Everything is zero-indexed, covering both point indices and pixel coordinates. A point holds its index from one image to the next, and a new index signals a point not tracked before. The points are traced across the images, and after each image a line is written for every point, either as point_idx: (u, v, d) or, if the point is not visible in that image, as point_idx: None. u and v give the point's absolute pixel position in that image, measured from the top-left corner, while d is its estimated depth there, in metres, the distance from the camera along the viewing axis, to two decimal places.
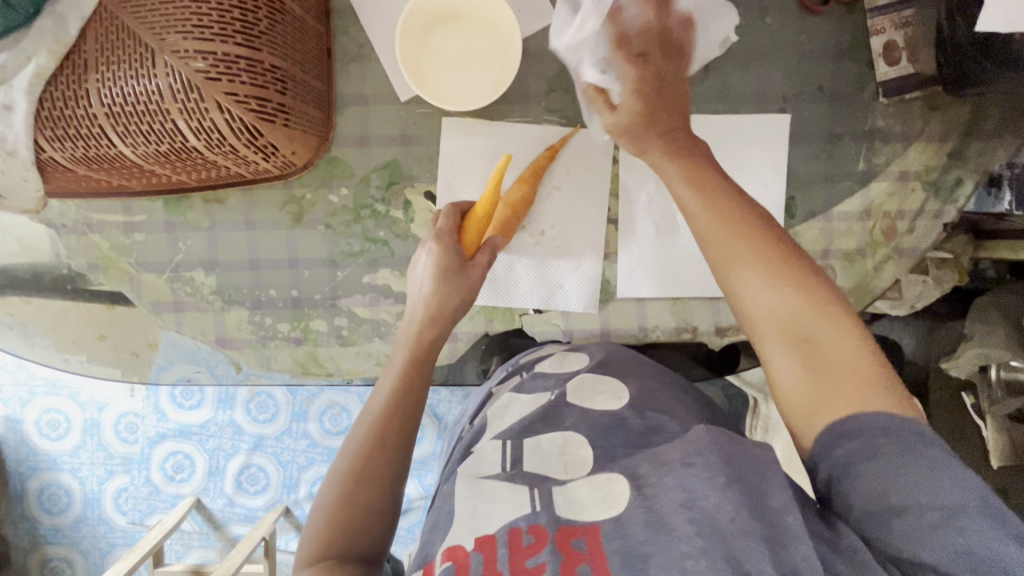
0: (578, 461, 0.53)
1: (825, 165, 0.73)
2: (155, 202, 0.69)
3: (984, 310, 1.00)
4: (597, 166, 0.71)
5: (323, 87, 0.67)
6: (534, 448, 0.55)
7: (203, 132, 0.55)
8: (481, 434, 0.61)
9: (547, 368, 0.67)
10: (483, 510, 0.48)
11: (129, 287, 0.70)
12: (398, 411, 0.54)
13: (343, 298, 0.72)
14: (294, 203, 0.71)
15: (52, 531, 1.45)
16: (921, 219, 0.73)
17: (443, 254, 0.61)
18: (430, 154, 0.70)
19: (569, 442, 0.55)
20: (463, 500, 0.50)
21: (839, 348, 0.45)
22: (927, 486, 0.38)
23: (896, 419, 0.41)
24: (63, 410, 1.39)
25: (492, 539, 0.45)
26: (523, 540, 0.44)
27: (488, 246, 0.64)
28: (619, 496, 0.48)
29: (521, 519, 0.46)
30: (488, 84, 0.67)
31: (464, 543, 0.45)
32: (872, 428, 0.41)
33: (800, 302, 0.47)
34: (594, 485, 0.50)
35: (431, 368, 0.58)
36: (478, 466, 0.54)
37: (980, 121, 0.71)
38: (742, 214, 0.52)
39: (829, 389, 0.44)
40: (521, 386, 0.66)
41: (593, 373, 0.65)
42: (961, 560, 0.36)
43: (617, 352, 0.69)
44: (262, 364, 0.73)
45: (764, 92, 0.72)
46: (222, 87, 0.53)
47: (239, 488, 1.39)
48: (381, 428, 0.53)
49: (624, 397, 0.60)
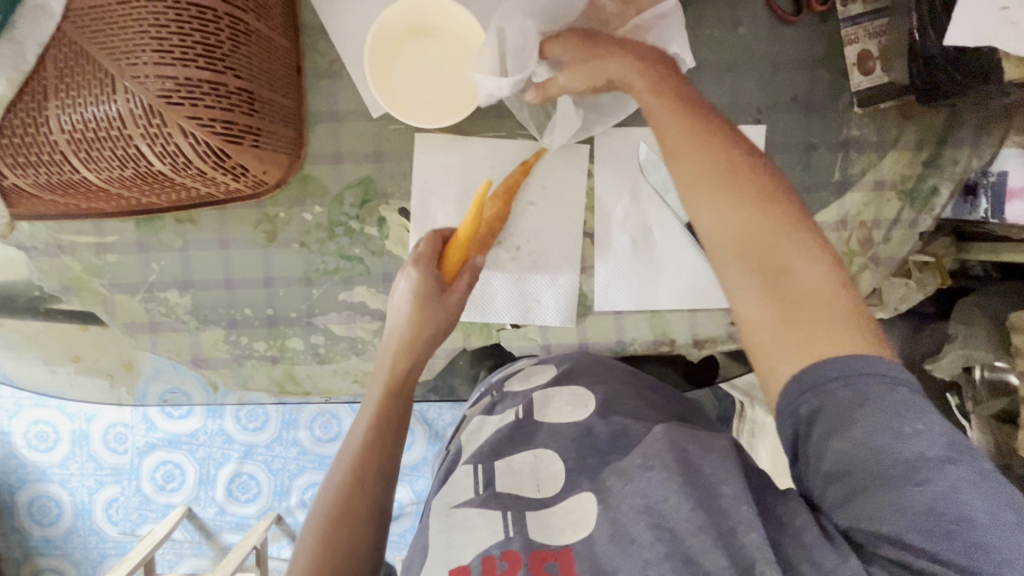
0: (549, 477, 0.56)
1: (801, 175, 0.73)
2: (127, 222, 0.69)
3: (967, 312, 1.00)
4: (571, 181, 0.71)
5: (294, 105, 0.66)
6: (506, 469, 0.57)
7: (168, 156, 0.55)
8: (455, 462, 0.62)
9: (516, 386, 0.67)
10: (457, 542, 0.50)
11: (102, 308, 0.70)
12: (374, 446, 0.57)
13: (319, 316, 0.72)
14: (268, 222, 0.70)
15: (43, 543, 1.44)
16: (897, 228, 0.73)
17: (421, 281, 0.63)
18: (403, 170, 0.70)
19: (540, 459, 0.58)
20: (439, 532, 0.52)
21: (810, 281, 0.42)
22: (898, 445, 0.38)
23: (866, 363, 0.40)
24: (51, 422, 1.38)
25: (466, 570, 0.47)
26: (496, 567, 0.47)
27: (469, 270, 0.65)
28: (587, 515, 0.50)
29: (494, 545, 0.48)
30: (459, 100, 0.67)
31: (438, 573, 0.49)
32: (842, 376, 0.40)
33: (785, 245, 0.43)
34: (566, 509, 0.52)
35: (408, 399, 0.62)
36: (454, 492, 0.57)
37: (954, 130, 0.71)
38: (721, 140, 0.48)
39: (803, 339, 0.41)
40: (491, 407, 0.67)
41: (558, 387, 0.65)
42: (931, 523, 0.37)
43: (587, 359, 0.69)
44: (239, 383, 0.73)
45: (738, 103, 0.72)
46: (185, 112, 0.52)
47: (230, 496, 1.39)
48: (356, 469, 0.56)
49: (589, 405, 0.62)
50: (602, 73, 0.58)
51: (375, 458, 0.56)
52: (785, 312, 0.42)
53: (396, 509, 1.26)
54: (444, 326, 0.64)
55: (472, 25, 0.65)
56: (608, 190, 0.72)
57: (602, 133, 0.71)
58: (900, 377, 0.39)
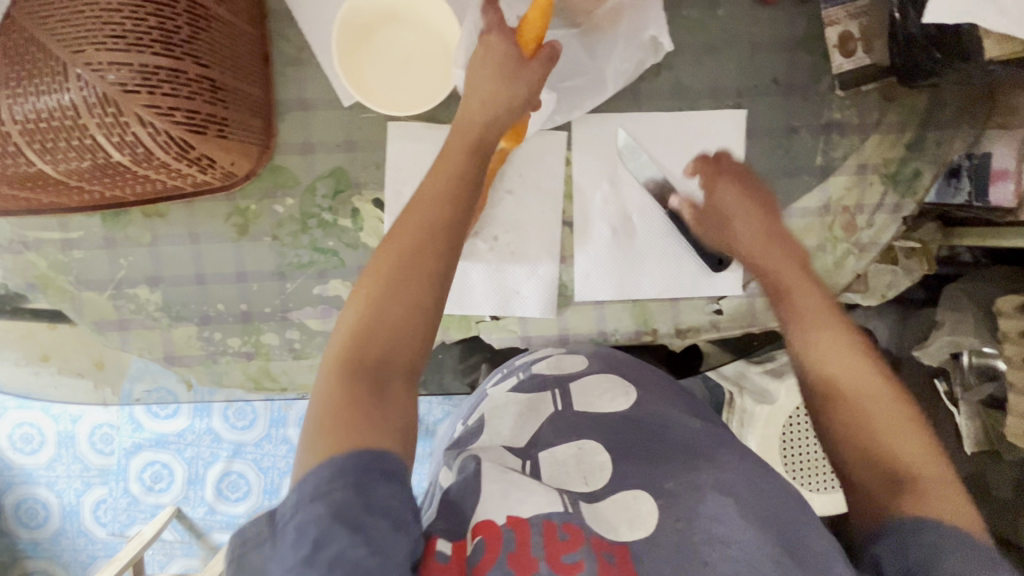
0: (596, 467, 0.54)
1: (783, 160, 0.72)
2: (93, 217, 0.67)
3: (955, 299, 0.98)
4: (549, 169, 0.70)
5: (261, 93, 0.65)
6: (551, 460, 0.55)
7: (126, 147, 0.53)
8: (475, 435, 0.62)
9: (546, 369, 0.67)
10: (514, 494, 0.46)
11: (70, 306, 0.68)
12: (440, 237, 0.49)
13: (293, 311, 0.70)
14: (239, 215, 0.68)
15: (31, 546, 1.42)
16: (880, 213, 0.71)
17: (499, 62, 0.57)
18: (376, 160, 0.68)
19: (585, 449, 0.56)
20: (493, 481, 0.48)
21: (913, 456, 0.48)
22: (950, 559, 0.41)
23: (963, 534, 0.43)
24: (36, 423, 1.36)
25: (525, 522, 0.44)
26: (557, 535, 0.44)
27: (548, 49, 0.59)
28: (647, 517, 0.48)
29: (555, 513, 0.46)
30: (431, 83, 0.66)
31: (496, 517, 0.44)
32: (935, 532, 0.43)
33: (885, 397, 0.51)
34: (620, 505, 0.49)
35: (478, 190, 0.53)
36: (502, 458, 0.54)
37: (938, 111, 0.69)
38: (826, 302, 0.58)
39: (905, 495, 0.46)
40: (520, 386, 0.66)
41: (596, 375, 0.65)
42: None
43: (613, 354, 0.70)
44: (214, 380, 0.71)
45: (718, 87, 0.70)
46: (142, 100, 0.50)
47: (220, 496, 1.37)
48: (391, 272, 0.46)
49: (632, 395, 0.62)
50: (761, 215, 0.65)
51: (435, 250, 0.48)
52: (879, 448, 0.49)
53: None
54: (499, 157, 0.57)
55: (443, 5, 0.63)
56: (585, 177, 0.71)
57: (577, 119, 0.70)
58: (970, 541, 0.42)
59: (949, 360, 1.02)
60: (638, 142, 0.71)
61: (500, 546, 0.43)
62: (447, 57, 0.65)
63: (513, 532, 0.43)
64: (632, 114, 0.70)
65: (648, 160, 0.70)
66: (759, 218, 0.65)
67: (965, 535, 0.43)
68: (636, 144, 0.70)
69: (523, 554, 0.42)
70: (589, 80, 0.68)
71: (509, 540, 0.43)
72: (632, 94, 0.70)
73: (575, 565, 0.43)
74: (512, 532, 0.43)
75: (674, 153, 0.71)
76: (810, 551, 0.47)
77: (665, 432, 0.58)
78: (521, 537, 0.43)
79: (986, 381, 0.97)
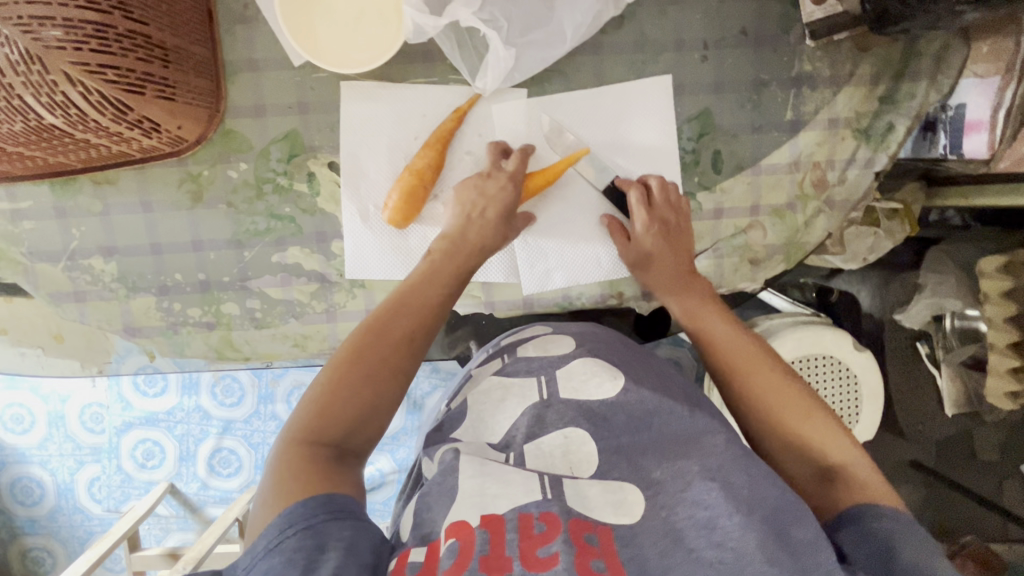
0: (582, 459, 0.51)
1: (751, 115, 0.69)
2: (41, 186, 0.65)
3: (936, 260, 0.97)
4: (510, 130, 0.68)
5: (205, 52, 0.62)
6: (536, 453, 0.53)
7: (58, 107, 0.51)
8: (459, 422, 0.60)
9: (532, 352, 0.64)
10: (491, 490, 0.46)
11: (24, 278, 0.67)
12: (404, 318, 0.58)
13: (253, 279, 0.69)
14: (192, 181, 0.67)
15: (29, 522, 1.44)
16: (852, 169, 0.70)
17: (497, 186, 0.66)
18: (330, 121, 0.66)
19: (571, 439, 0.53)
20: (471, 477, 0.47)
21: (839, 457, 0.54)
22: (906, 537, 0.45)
23: (902, 514, 0.48)
24: (24, 404, 1.33)
25: (499, 518, 0.43)
26: (534, 528, 0.42)
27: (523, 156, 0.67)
28: (632, 505, 0.46)
29: (532, 505, 0.44)
30: (385, 41, 0.63)
31: (469, 518, 0.43)
32: (889, 519, 0.47)
33: (802, 410, 0.57)
34: (606, 489, 0.48)
35: (448, 281, 0.63)
36: (484, 451, 0.54)
37: (912, 62, 0.67)
38: (747, 344, 0.62)
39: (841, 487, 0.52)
40: (504, 369, 0.63)
41: (583, 358, 0.61)
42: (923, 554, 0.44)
43: (598, 332, 0.66)
44: (176, 351, 0.70)
45: (683, 39, 0.67)
46: (69, 56, 0.48)
47: (212, 471, 1.38)
48: (362, 360, 0.54)
49: (620, 379, 0.58)
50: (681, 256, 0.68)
51: (407, 353, 0.56)
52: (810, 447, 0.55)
53: (378, 479, 1.23)
54: (479, 249, 0.65)
55: None
56: (544, 138, 0.68)
57: (539, 76, 0.67)
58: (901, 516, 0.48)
59: (931, 324, 1.00)
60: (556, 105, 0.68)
61: (472, 548, 0.41)
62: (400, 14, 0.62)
63: (487, 532, 0.42)
64: (595, 70, 0.68)
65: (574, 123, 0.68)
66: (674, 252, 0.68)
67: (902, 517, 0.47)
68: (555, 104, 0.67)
69: (495, 554, 0.40)
70: (548, 34, 0.65)
71: (482, 541, 0.41)
72: (593, 47, 0.67)
73: (550, 557, 0.40)
74: (485, 532, 0.42)
75: (602, 112, 0.68)
76: (797, 538, 0.43)
77: (650, 420, 0.55)
78: (495, 536, 0.42)
79: (969, 343, 0.97)
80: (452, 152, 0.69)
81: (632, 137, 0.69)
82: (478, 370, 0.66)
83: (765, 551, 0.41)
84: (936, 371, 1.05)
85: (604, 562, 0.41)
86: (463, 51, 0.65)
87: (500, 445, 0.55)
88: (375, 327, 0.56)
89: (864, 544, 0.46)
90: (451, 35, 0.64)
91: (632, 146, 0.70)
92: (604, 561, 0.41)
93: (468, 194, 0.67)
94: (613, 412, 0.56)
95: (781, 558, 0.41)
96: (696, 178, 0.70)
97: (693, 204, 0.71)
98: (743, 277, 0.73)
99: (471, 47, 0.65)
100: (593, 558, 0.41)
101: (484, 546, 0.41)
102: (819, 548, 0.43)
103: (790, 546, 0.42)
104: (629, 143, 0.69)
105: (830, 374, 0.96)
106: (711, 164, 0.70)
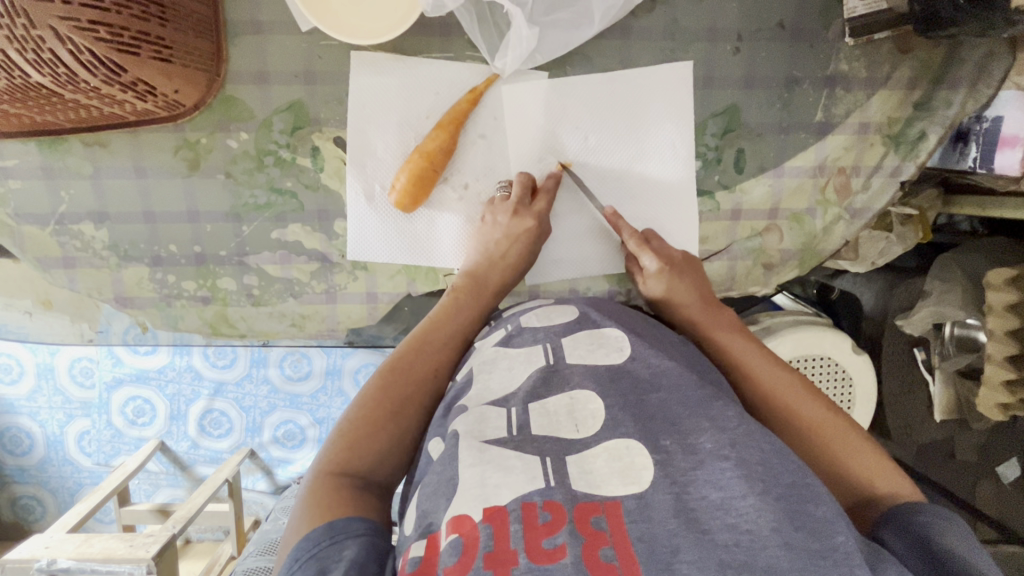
0: (587, 417, 0.47)
1: (780, 115, 0.66)
2: (28, 144, 0.62)
3: (945, 267, 0.94)
4: (527, 114, 0.64)
5: (206, 10, 0.58)
6: (541, 411, 0.48)
7: (46, 65, 0.47)
8: (465, 392, 0.52)
9: (535, 323, 0.59)
10: (492, 480, 0.41)
11: (9, 240, 0.65)
12: (422, 355, 0.58)
13: (251, 255, 0.66)
14: (189, 148, 0.63)
15: (18, 472, 1.45)
16: (877, 176, 0.67)
17: (516, 223, 0.63)
18: (338, 94, 0.63)
19: (577, 399, 0.49)
20: (469, 467, 0.42)
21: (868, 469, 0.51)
22: (942, 525, 0.44)
23: (944, 510, 0.46)
24: (11, 354, 1.29)
25: (503, 510, 0.38)
26: (538, 518, 0.38)
27: (544, 190, 0.65)
28: (642, 471, 0.42)
29: (535, 493, 0.40)
30: (382, 20, 0.59)
31: (472, 513, 0.39)
32: (934, 513, 0.45)
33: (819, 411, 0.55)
34: (612, 455, 0.43)
35: (467, 318, 0.62)
36: (483, 428, 0.46)
37: (952, 68, 0.64)
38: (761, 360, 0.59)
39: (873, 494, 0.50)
40: (507, 341, 0.58)
41: (587, 331, 0.57)
42: (953, 535, 0.43)
43: (602, 304, 0.63)
44: (168, 325, 0.68)
45: (716, 27, 0.64)
46: (56, 11, 0.43)
47: (203, 431, 1.36)
48: (382, 403, 0.54)
49: (626, 349, 0.54)
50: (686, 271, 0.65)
51: (426, 387, 0.56)
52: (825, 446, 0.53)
53: None
54: (503, 288, 0.64)
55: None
56: (562, 122, 0.65)
57: (564, 60, 0.64)
58: (949, 514, 0.46)
59: (931, 331, 0.97)
60: (572, 88, 0.64)
61: (476, 542, 0.37)
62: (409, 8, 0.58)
63: (490, 527, 0.37)
64: (622, 56, 0.64)
65: (592, 112, 0.65)
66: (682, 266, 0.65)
67: (949, 513, 0.45)
68: (571, 88, 0.64)
69: (500, 550, 0.36)
70: (576, 14, 0.61)
71: (486, 536, 0.37)
72: (621, 32, 0.63)
73: (556, 549, 0.36)
74: (489, 527, 0.37)
75: (621, 99, 0.65)
76: (813, 515, 0.38)
77: (659, 380, 0.50)
78: (499, 531, 0.37)
79: (965, 352, 0.96)
80: (465, 135, 0.65)
81: (655, 128, 0.65)
82: (480, 341, 0.60)
83: (781, 535, 0.36)
84: (930, 378, 1.04)
85: (615, 549, 0.37)
86: (483, 26, 0.61)
87: (498, 401, 0.50)
88: (397, 363, 0.57)
89: (905, 538, 0.44)
90: (470, 9, 0.60)
91: (653, 138, 0.66)
92: (614, 547, 0.37)
93: (483, 232, 0.64)
94: (620, 381, 0.51)
95: (797, 541, 0.36)
96: (716, 176, 0.67)
97: (711, 203, 0.68)
98: (755, 281, 0.71)
99: (492, 23, 0.61)
100: (603, 546, 0.37)
101: (488, 542, 0.36)
102: (837, 525, 0.38)
103: (804, 524, 0.37)
104: (651, 135, 0.66)
105: (827, 375, 0.95)
106: (733, 164, 0.67)
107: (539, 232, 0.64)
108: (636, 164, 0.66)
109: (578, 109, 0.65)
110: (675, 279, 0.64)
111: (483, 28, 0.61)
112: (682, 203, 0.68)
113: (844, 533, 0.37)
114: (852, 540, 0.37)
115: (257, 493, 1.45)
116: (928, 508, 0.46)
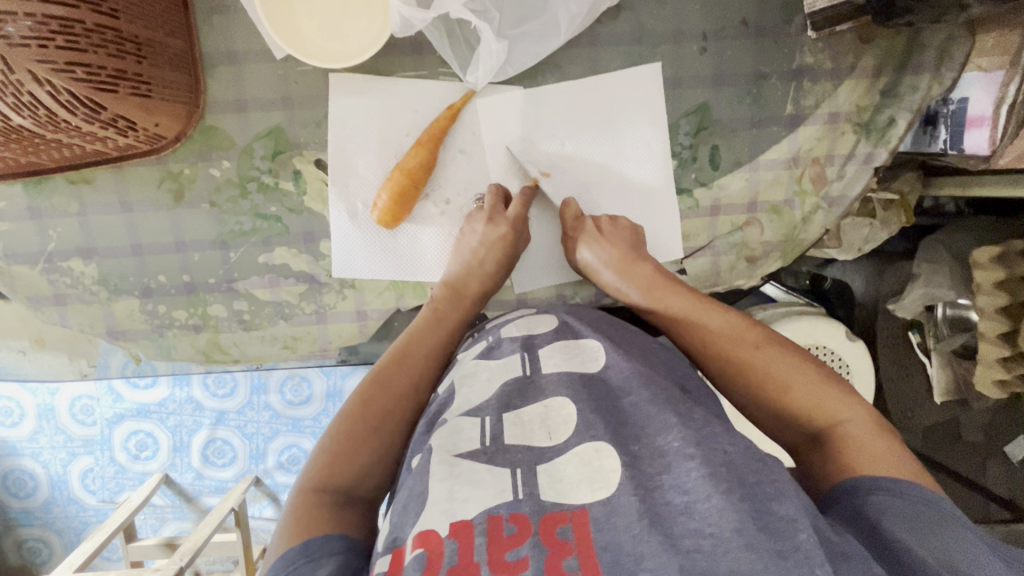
0: (561, 425, 0.47)
1: (751, 110, 0.67)
2: (15, 186, 0.63)
3: (931, 249, 0.93)
4: (505, 126, 0.66)
5: (181, 43, 0.59)
6: (514, 421, 0.48)
7: (25, 107, 0.48)
8: (448, 405, 0.52)
9: (515, 333, 0.60)
10: (460, 494, 0.42)
11: (1, 281, 0.66)
12: (402, 366, 0.58)
13: (239, 281, 0.67)
14: (173, 180, 0.64)
15: (22, 514, 1.43)
16: (851, 164, 0.68)
17: (490, 231, 0.64)
18: (316, 116, 0.64)
19: (551, 407, 0.49)
20: (440, 481, 0.43)
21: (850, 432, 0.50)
22: (896, 508, 0.43)
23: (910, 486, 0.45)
24: (11, 396, 1.29)
25: (469, 526, 0.39)
26: (503, 531, 0.39)
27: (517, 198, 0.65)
28: (609, 474, 0.42)
29: (502, 506, 0.40)
30: (335, 48, 0.59)
31: (438, 527, 0.39)
32: (892, 494, 0.45)
33: (796, 379, 0.54)
34: (581, 461, 0.44)
35: (448, 327, 0.62)
36: (456, 441, 0.46)
37: (915, 54, 0.65)
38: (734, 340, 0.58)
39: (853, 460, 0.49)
40: (486, 353, 0.58)
41: (563, 340, 0.58)
42: (906, 518, 0.43)
43: (581, 312, 0.63)
44: (162, 355, 0.69)
45: (681, 29, 0.65)
46: (34, 54, 0.44)
47: (206, 462, 1.35)
48: (365, 418, 0.54)
49: (602, 358, 0.54)
50: (641, 255, 0.64)
51: (406, 397, 0.57)
52: (773, 401, 0.54)
53: None
54: (481, 296, 0.65)
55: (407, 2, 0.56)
56: (539, 132, 0.66)
57: (534, 71, 0.65)
58: (912, 495, 0.44)
59: (924, 312, 0.98)
60: (544, 98, 0.65)
61: (440, 559, 0.37)
62: (360, 46, 0.59)
63: (455, 542, 0.38)
64: (591, 63, 0.65)
65: (564, 119, 0.66)
66: (634, 250, 0.65)
67: (909, 493, 0.45)
68: (542, 97, 0.65)
69: (464, 564, 0.37)
70: (544, 25, 0.62)
71: (451, 552, 0.37)
72: (588, 39, 0.65)
73: (519, 562, 0.36)
74: (454, 542, 0.38)
75: (595, 106, 0.66)
76: (776, 516, 0.38)
77: (630, 385, 0.50)
78: (464, 545, 0.38)
79: (959, 332, 0.95)
80: (445, 150, 0.66)
81: (631, 132, 0.67)
82: (462, 355, 0.60)
83: (743, 536, 0.37)
84: (925, 360, 1.04)
85: (579, 560, 0.37)
86: (453, 42, 0.63)
87: (472, 411, 0.50)
88: (377, 375, 0.57)
89: (854, 521, 0.44)
90: (440, 26, 0.62)
91: (628, 140, 0.67)
92: (577, 558, 0.37)
93: (459, 243, 0.66)
94: (595, 384, 0.51)
95: (759, 541, 0.36)
96: (693, 174, 0.68)
97: (690, 200, 0.69)
98: (740, 275, 0.72)
99: (462, 39, 0.63)
100: (567, 556, 0.37)
101: (453, 557, 0.37)
102: (797, 523, 0.38)
103: (766, 524, 0.38)
104: (626, 139, 0.67)
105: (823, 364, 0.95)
106: (708, 160, 0.68)
107: (515, 236, 0.65)
108: (613, 168, 0.68)
109: (553, 117, 0.66)
110: (630, 263, 0.63)
111: (455, 45, 0.63)
112: (661, 202, 0.69)
113: (805, 529, 0.38)
114: (813, 539, 0.37)
115: (264, 521, 1.43)
116: (883, 488, 0.45)
